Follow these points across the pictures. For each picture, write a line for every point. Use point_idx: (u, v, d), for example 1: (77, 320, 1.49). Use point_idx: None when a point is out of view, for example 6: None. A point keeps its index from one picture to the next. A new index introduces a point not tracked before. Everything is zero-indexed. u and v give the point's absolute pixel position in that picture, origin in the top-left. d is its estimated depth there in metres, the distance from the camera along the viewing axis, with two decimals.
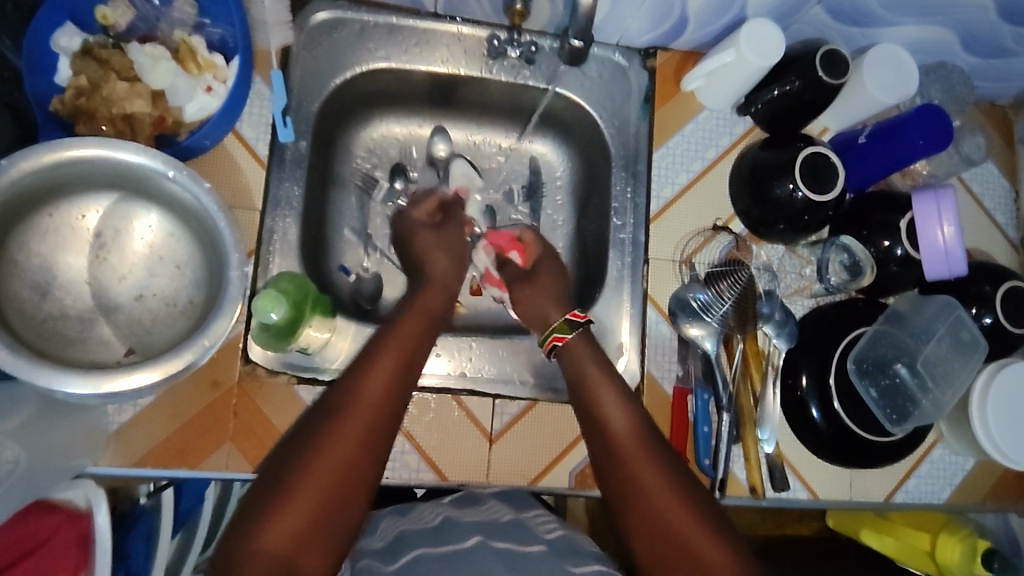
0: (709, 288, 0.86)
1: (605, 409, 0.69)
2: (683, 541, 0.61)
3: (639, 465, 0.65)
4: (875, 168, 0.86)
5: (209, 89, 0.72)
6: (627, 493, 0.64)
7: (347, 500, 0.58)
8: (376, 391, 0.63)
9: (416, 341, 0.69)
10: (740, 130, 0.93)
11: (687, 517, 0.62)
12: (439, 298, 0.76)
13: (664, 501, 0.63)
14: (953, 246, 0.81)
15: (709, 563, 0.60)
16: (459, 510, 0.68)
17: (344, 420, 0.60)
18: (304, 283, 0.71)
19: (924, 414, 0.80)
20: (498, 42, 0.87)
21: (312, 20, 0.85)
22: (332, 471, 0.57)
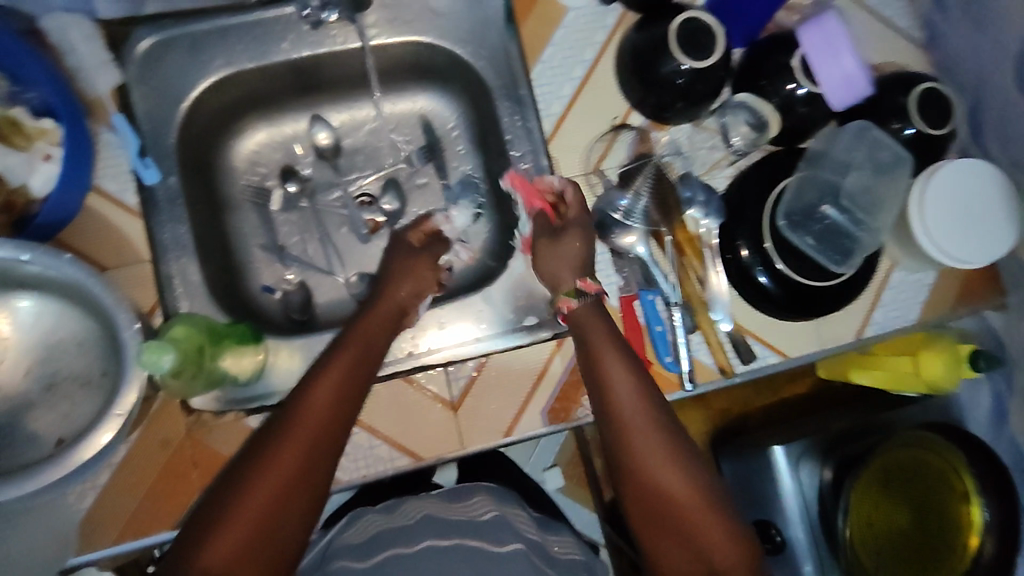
0: (627, 191, 0.84)
1: (606, 366, 0.69)
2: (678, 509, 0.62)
3: (636, 431, 0.65)
4: (756, 15, 0.83)
5: (46, 157, 0.69)
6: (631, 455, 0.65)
7: (288, 515, 0.58)
8: (318, 416, 0.62)
9: (360, 359, 0.68)
10: (613, 19, 0.87)
11: (682, 487, 0.63)
12: (380, 327, 0.73)
13: (668, 477, 0.63)
14: (852, 69, 0.78)
15: (699, 534, 0.61)
16: (441, 508, 0.70)
17: (287, 445, 0.60)
18: (199, 329, 0.69)
19: (864, 246, 0.78)
20: (308, 10, 0.82)
21: (137, 49, 0.79)
22: (269, 495, 0.58)
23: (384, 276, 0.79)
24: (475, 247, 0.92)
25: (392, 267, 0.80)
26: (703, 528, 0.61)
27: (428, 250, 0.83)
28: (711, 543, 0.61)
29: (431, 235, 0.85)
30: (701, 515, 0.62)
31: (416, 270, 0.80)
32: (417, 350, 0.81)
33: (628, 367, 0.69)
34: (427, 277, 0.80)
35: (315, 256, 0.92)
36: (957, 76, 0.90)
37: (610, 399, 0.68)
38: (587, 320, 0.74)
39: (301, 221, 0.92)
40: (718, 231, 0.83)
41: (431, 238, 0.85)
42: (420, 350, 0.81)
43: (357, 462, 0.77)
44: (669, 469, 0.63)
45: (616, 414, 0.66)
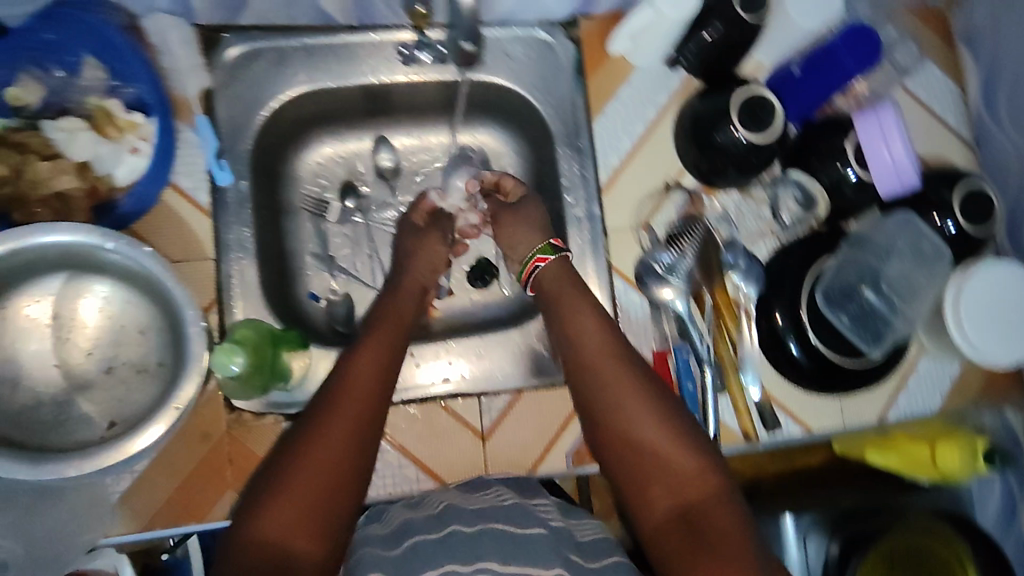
0: (670, 248, 0.87)
1: (584, 338, 0.75)
2: (658, 455, 0.68)
3: (621, 396, 0.71)
4: (815, 96, 0.85)
5: (134, 149, 0.72)
6: (616, 433, 0.71)
7: (348, 486, 0.64)
8: (358, 398, 0.68)
9: (392, 348, 0.75)
10: (676, 84, 0.90)
11: (660, 433, 0.69)
12: (410, 303, 0.82)
13: (652, 435, 0.69)
14: (901, 159, 0.81)
15: (668, 457, 0.68)
16: (462, 497, 0.72)
17: (337, 423, 0.66)
18: (265, 329, 0.72)
19: (897, 332, 0.81)
20: (406, 48, 0.87)
21: (226, 55, 0.81)
22: (326, 468, 0.63)
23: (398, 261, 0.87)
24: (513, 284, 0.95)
25: (408, 247, 0.87)
26: (673, 456, 0.67)
27: (435, 227, 0.89)
28: (687, 475, 0.67)
29: (433, 214, 0.90)
30: (675, 451, 0.68)
31: (428, 252, 0.86)
32: (450, 376, 0.84)
33: (606, 334, 0.75)
34: (437, 252, 0.87)
35: (361, 270, 0.94)
36: (1002, 177, 0.93)
37: (596, 381, 0.73)
38: (572, 305, 0.77)
39: (351, 235, 0.95)
40: (757, 299, 0.86)
41: (435, 217, 0.90)
42: (455, 377, 0.84)
43: (384, 479, 0.79)
44: (639, 409, 0.70)
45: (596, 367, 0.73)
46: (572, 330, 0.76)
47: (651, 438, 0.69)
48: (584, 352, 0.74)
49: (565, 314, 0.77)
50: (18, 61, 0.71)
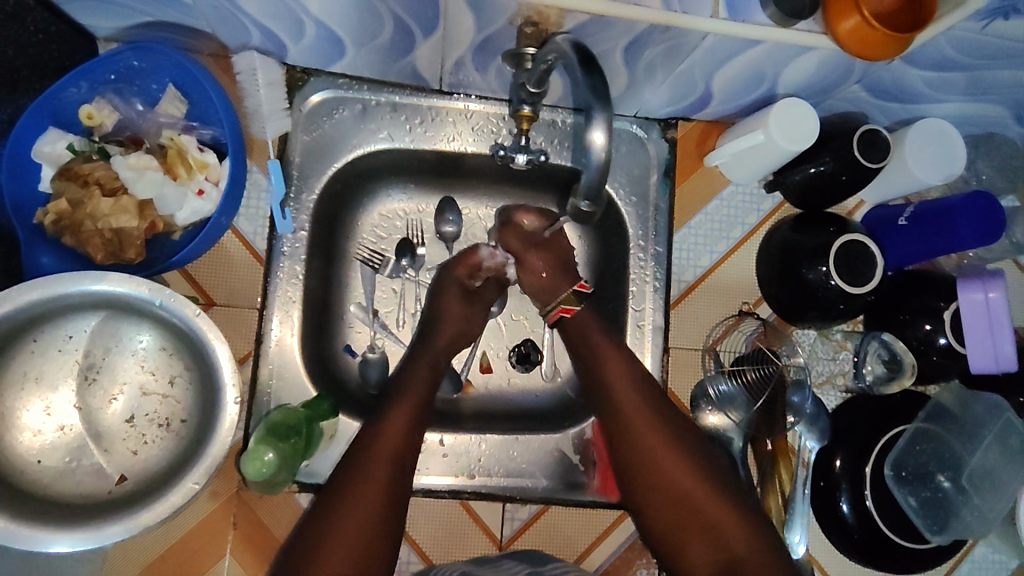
0: (733, 380, 0.81)
1: (615, 390, 0.74)
2: (688, 497, 0.69)
3: (653, 447, 0.71)
4: (916, 252, 0.79)
5: (200, 192, 0.68)
6: (646, 476, 0.71)
7: (386, 537, 0.65)
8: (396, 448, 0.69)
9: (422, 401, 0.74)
10: (768, 205, 0.86)
11: (692, 480, 0.70)
12: (431, 365, 0.78)
13: (684, 481, 0.70)
14: (1000, 341, 0.74)
15: (705, 510, 0.69)
16: (474, 566, 0.72)
17: (381, 468, 0.67)
18: (298, 411, 0.65)
19: (967, 526, 0.75)
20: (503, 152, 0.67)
21: (309, 101, 0.79)
22: (372, 522, 0.64)
23: (431, 315, 0.83)
24: (560, 374, 0.88)
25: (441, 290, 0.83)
26: (716, 514, 0.68)
27: (479, 296, 0.84)
28: (721, 524, 0.68)
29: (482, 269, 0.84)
30: (716, 507, 0.69)
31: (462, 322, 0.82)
32: (476, 471, 0.79)
33: (639, 386, 0.74)
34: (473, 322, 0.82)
35: (402, 330, 0.87)
36: None
37: (626, 425, 0.73)
38: (606, 356, 0.76)
39: (398, 292, 0.88)
40: (818, 454, 0.80)
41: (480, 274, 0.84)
42: (486, 473, 0.79)
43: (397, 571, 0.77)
44: (671, 456, 0.71)
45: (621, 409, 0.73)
46: (606, 377, 0.75)
47: (689, 490, 0.69)
48: (606, 385, 0.75)
49: (599, 357, 0.76)
50: (99, 82, 0.68)
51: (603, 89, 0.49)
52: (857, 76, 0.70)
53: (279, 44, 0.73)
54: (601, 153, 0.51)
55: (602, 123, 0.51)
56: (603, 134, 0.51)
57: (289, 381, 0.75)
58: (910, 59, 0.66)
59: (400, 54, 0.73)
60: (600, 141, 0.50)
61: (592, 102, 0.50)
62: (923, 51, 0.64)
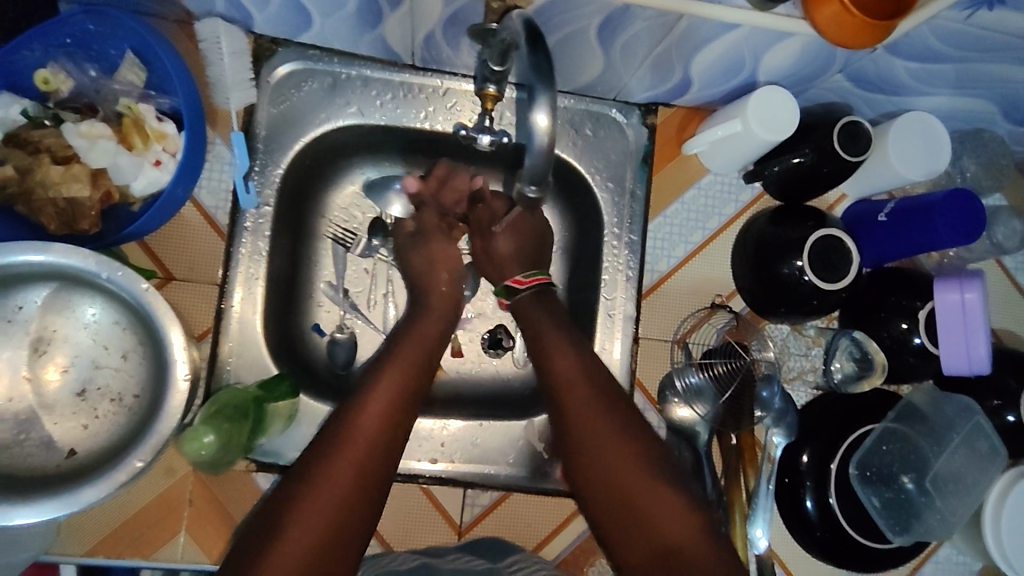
0: (703, 373, 0.80)
1: (558, 375, 0.67)
2: (642, 504, 0.59)
3: (602, 447, 0.61)
4: (894, 250, 0.77)
5: (157, 163, 0.67)
6: (594, 481, 0.61)
7: (348, 541, 0.54)
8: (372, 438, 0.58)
9: (406, 380, 0.64)
10: (748, 196, 0.84)
11: (632, 462, 0.60)
12: (438, 321, 0.73)
13: (618, 460, 0.61)
14: (974, 343, 0.72)
15: (647, 508, 0.58)
16: (435, 558, 0.69)
17: (341, 461, 0.56)
18: (246, 392, 0.65)
19: (928, 530, 0.73)
20: (466, 131, 0.65)
21: (276, 72, 0.77)
22: (326, 520, 0.53)
23: (417, 307, 0.75)
24: (532, 360, 0.86)
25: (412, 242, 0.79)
26: (653, 503, 0.58)
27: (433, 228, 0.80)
28: (663, 521, 0.57)
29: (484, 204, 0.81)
30: (654, 495, 0.59)
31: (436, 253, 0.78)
32: (439, 458, 0.78)
33: (582, 363, 0.67)
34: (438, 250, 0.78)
35: (373, 311, 0.84)
36: None
37: (563, 401, 0.65)
38: (553, 354, 0.68)
39: (370, 271, 0.85)
40: (783, 450, 0.79)
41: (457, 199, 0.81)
42: (446, 459, 0.78)
43: None
44: (601, 431, 0.62)
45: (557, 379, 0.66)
46: (558, 379, 0.67)
47: (624, 477, 0.60)
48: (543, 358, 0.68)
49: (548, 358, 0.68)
50: (53, 46, 0.66)
51: (546, 68, 0.49)
52: (838, 65, 0.68)
53: (243, 11, 0.71)
54: (545, 137, 0.51)
55: (545, 105, 0.50)
56: (546, 116, 0.50)
57: (249, 358, 0.74)
58: (891, 48, 0.63)
59: (367, 25, 0.70)
60: (542, 122, 0.50)
61: (535, 82, 0.49)
62: (906, 41, 0.62)
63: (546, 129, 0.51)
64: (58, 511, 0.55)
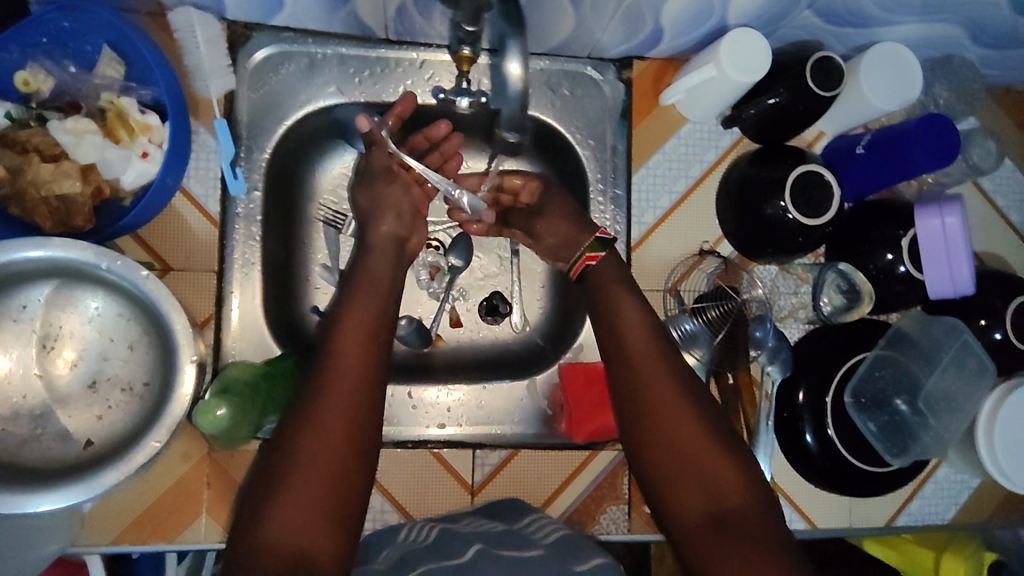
0: (696, 318, 0.82)
1: (626, 337, 0.66)
2: (707, 471, 0.60)
3: (670, 415, 0.62)
4: (873, 181, 0.79)
5: (144, 154, 0.68)
6: (655, 444, 0.62)
7: (349, 503, 0.55)
8: (335, 412, 0.57)
9: (377, 320, 0.63)
10: (727, 141, 0.86)
11: (695, 428, 0.62)
12: (386, 259, 0.70)
13: (677, 426, 0.62)
14: (957, 264, 0.75)
15: (710, 471, 0.60)
16: (451, 524, 0.67)
17: (310, 445, 0.55)
18: (252, 369, 0.67)
19: (924, 449, 0.76)
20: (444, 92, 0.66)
21: (252, 57, 0.78)
22: (323, 470, 0.55)
23: (359, 248, 0.72)
24: (531, 323, 0.89)
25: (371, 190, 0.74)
26: (711, 468, 0.60)
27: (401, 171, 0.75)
28: (725, 487, 0.59)
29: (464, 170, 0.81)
30: (716, 460, 0.60)
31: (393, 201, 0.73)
32: (447, 423, 0.81)
33: (650, 327, 0.66)
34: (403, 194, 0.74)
35: None
36: None
37: (629, 365, 0.64)
38: (623, 317, 0.66)
39: None
40: (780, 384, 0.81)
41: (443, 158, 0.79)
42: (453, 423, 0.81)
43: None
44: (670, 399, 0.62)
45: (625, 343, 0.65)
46: (628, 345, 0.65)
47: (688, 442, 0.61)
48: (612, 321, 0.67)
49: (622, 324, 0.66)
50: (31, 47, 0.67)
51: None
52: (805, 2, 0.69)
53: None
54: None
55: (516, 55, 0.56)
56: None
57: (253, 341, 0.76)
58: None
59: (339, 1, 0.71)
60: None
61: None
62: None
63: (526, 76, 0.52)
64: (85, 495, 0.57)
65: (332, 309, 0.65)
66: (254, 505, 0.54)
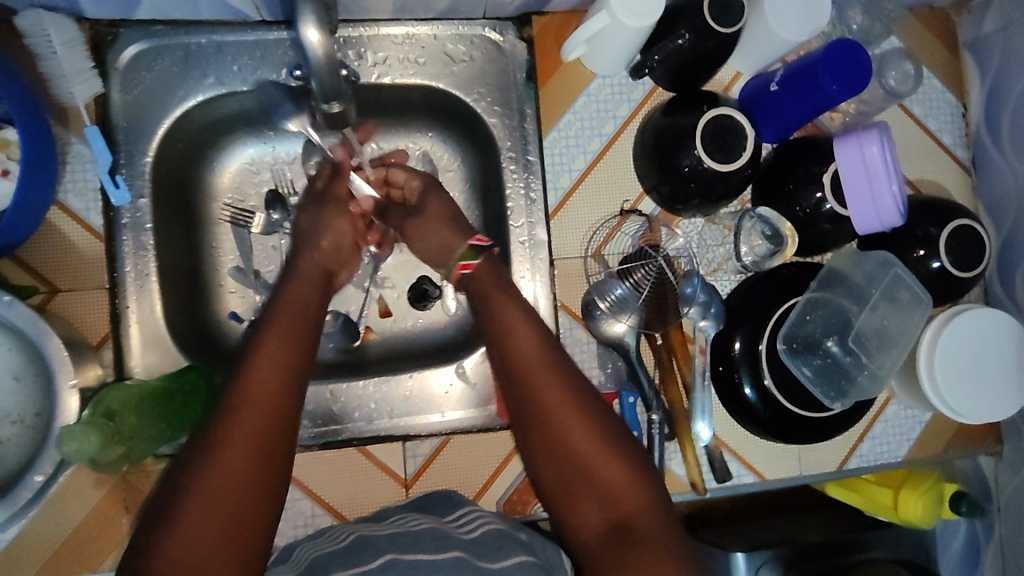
0: (624, 282, 0.78)
1: (515, 346, 0.61)
2: (605, 478, 0.58)
3: (564, 422, 0.59)
4: (792, 118, 0.75)
5: (4, 173, 0.64)
6: (548, 451, 0.59)
7: (250, 536, 0.52)
8: (242, 466, 0.52)
9: (295, 341, 0.59)
10: (639, 94, 0.81)
11: (592, 437, 0.58)
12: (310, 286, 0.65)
13: (575, 434, 0.58)
14: (882, 196, 0.71)
15: (609, 478, 0.58)
16: (372, 526, 0.64)
17: (209, 498, 0.51)
18: (139, 390, 0.63)
19: (862, 389, 0.73)
20: None
21: (122, 56, 0.73)
22: (225, 501, 0.51)
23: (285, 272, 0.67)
24: (462, 306, 0.85)
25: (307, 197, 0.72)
26: (611, 474, 0.58)
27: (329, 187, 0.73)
28: (625, 494, 0.57)
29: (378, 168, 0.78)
30: (615, 466, 0.58)
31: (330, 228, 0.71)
32: (375, 417, 0.77)
33: (539, 333, 0.62)
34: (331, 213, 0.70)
35: None
36: (998, 212, 0.83)
37: (521, 375, 0.60)
38: (508, 321, 0.63)
39: (278, 248, 0.82)
40: (715, 339, 0.79)
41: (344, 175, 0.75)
42: (381, 417, 0.77)
43: (296, 528, 0.73)
44: (563, 408, 0.59)
45: (513, 352, 0.61)
46: (516, 354, 0.61)
47: (585, 452, 0.58)
48: (500, 330, 0.62)
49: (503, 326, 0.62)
50: None
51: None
52: None
53: None
54: (322, 52, 0.48)
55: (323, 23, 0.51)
56: (316, 31, 0.47)
57: (160, 355, 0.72)
58: None
59: None
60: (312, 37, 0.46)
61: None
62: None
63: (321, 44, 0.48)
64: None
65: (248, 342, 0.59)
66: (147, 538, 0.50)
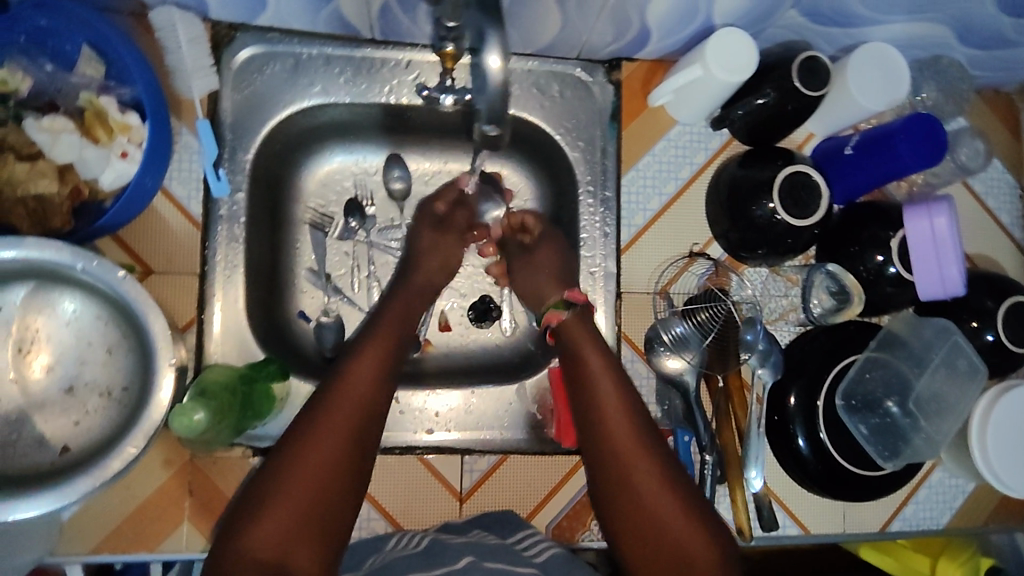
0: (687, 321, 0.81)
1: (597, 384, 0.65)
2: (676, 533, 0.58)
3: (640, 467, 0.60)
4: (863, 182, 0.78)
5: (123, 155, 0.67)
6: (621, 511, 0.60)
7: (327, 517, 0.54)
8: (300, 508, 0.53)
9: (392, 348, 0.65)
10: (717, 143, 0.85)
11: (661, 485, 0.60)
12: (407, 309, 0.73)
13: (647, 476, 0.60)
14: (947, 264, 0.73)
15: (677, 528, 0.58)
16: (441, 534, 0.65)
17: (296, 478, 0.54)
18: (234, 373, 0.66)
19: (916, 452, 0.75)
20: (428, 91, 0.64)
21: (235, 59, 0.76)
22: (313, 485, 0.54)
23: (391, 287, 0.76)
24: (520, 327, 0.87)
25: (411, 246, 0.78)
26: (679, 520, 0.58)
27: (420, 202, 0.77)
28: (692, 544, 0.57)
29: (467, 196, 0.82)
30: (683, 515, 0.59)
31: (440, 254, 0.78)
32: (436, 429, 0.79)
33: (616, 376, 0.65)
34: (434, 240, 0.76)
35: (359, 292, 0.85)
36: None
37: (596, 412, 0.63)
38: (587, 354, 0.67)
39: (352, 254, 0.85)
40: (772, 388, 0.80)
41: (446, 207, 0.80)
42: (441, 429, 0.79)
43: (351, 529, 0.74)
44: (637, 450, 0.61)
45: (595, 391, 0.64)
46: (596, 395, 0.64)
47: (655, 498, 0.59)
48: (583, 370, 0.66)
49: (593, 377, 0.65)
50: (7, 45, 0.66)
51: (494, 10, 0.51)
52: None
53: None
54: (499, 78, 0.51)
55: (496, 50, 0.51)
56: (499, 59, 0.51)
57: (236, 345, 0.74)
58: None
59: (321, 1, 0.70)
60: (496, 64, 0.51)
61: (485, 27, 0.50)
62: None
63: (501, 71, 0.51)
64: (62, 501, 0.56)
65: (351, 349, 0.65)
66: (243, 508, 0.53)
